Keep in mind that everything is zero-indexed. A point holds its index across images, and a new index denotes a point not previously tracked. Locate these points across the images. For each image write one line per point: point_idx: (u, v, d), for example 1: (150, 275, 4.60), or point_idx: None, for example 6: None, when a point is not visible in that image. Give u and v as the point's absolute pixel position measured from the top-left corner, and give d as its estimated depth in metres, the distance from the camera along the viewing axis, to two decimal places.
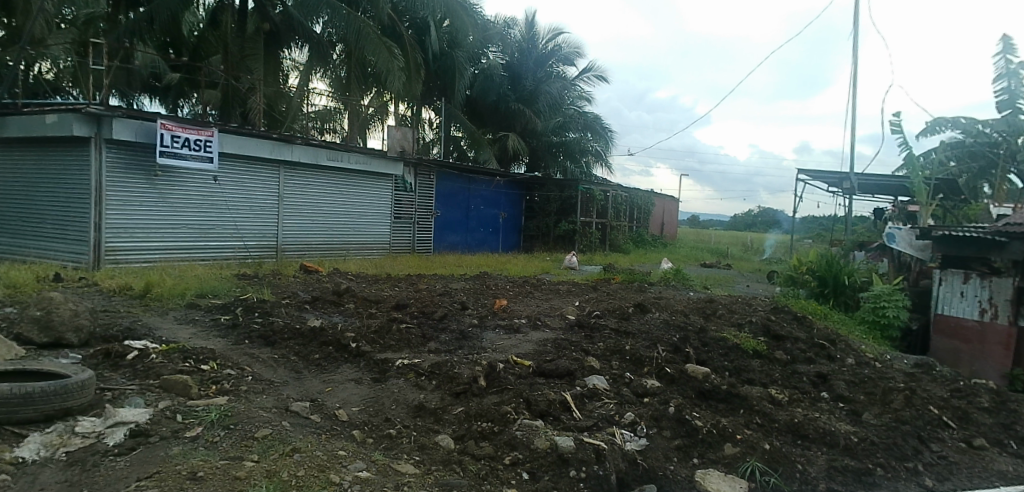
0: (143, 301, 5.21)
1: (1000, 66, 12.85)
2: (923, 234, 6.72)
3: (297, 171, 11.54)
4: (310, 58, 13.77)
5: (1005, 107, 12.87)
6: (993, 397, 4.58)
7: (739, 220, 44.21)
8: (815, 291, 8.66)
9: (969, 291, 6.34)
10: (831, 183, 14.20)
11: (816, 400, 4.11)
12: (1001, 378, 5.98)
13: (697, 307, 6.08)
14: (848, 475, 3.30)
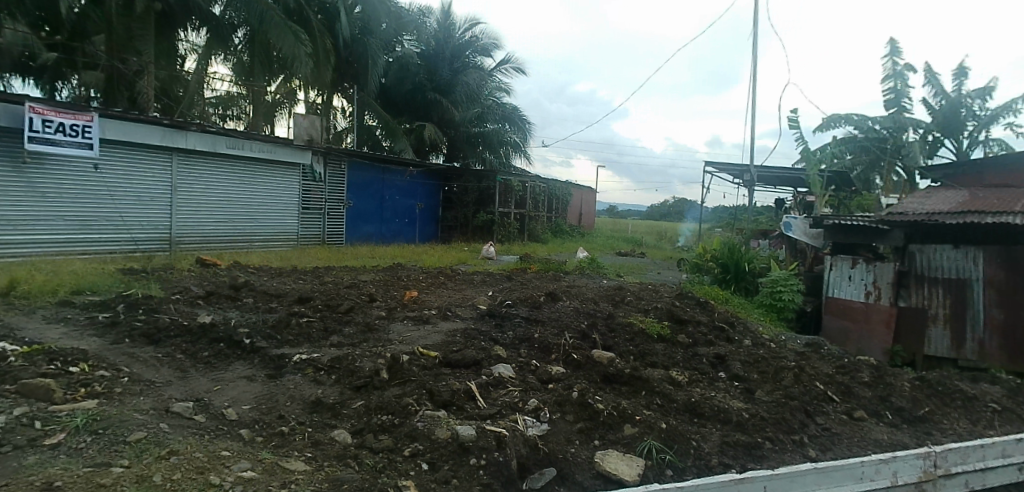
0: (5, 300, 4.81)
1: (889, 68, 14.10)
2: (817, 223, 7.57)
3: (192, 159, 11.03)
4: (208, 42, 13.77)
5: (891, 106, 14.36)
6: (873, 371, 4.95)
7: (655, 209, 45.95)
8: (718, 277, 9.13)
9: (856, 276, 7.15)
10: (736, 174, 14.90)
11: (714, 380, 4.33)
12: (883, 353, 6.75)
13: (607, 294, 6.25)
14: (738, 450, 3.57)
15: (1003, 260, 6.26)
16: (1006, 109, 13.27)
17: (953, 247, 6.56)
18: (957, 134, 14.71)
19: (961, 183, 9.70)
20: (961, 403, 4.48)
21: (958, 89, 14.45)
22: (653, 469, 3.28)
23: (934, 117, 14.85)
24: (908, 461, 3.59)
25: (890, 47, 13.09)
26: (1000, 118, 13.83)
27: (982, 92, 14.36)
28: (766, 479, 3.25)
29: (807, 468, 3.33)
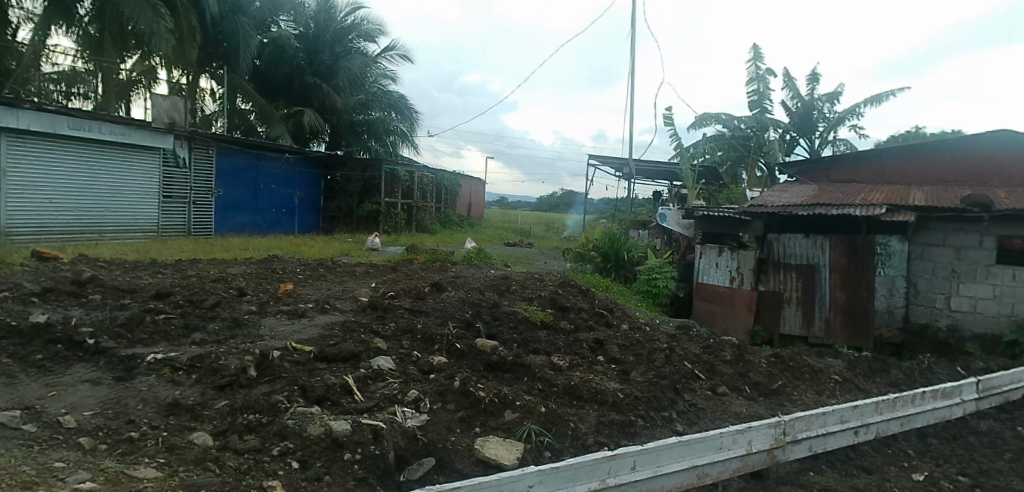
0: None
1: (753, 72, 15.45)
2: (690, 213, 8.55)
3: (26, 140, 9.96)
4: (48, 11, 12.67)
5: (755, 107, 15.77)
6: (735, 349, 5.42)
7: (545, 201, 47.31)
8: (600, 265, 9.80)
9: (724, 263, 8.30)
10: (617, 168, 15.65)
11: (593, 363, 4.55)
12: (745, 333, 7.99)
13: (493, 284, 6.34)
14: (612, 428, 3.80)
15: (843, 249, 7.61)
16: (850, 113, 14.94)
17: (805, 237, 7.82)
18: (811, 134, 16.33)
19: (812, 178, 10.90)
20: (808, 375, 5.01)
21: (811, 93, 16.03)
22: (532, 451, 3.40)
23: (792, 118, 16.38)
24: (761, 430, 3.96)
25: (752, 52, 14.36)
26: (845, 121, 15.53)
27: (831, 97, 16.07)
28: (635, 455, 3.44)
29: (672, 442, 3.59)
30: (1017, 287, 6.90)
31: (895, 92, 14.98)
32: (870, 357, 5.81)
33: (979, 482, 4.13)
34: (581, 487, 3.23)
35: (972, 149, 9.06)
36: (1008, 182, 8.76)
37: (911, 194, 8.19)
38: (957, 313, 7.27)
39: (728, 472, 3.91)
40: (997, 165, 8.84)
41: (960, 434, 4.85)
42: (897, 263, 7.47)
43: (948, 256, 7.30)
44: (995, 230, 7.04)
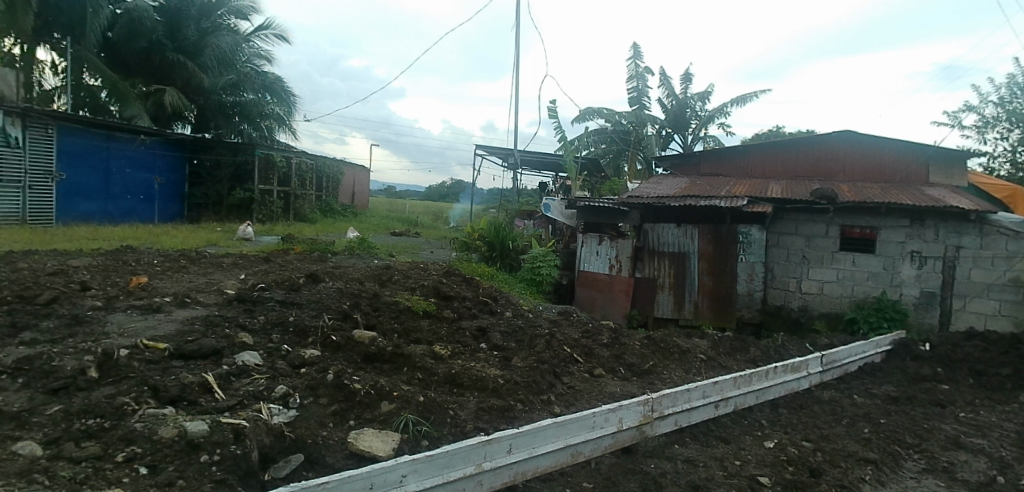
0: None
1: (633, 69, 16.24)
2: (572, 204, 9.48)
3: None
4: None
5: (634, 104, 16.78)
6: (612, 333, 5.74)
7: (432, 190, 47.04)
8: (485, 254, 10.21)
9: (602, 251, 9.39)
10: (504, 157, 15.91)
11: (476, 351, 4.65)
12: (623, 317, 9.14)
13: (374, 273, 6.27)
14: (492, 413, 3.91)
15: (709, 239, 8.95)
16: (719, 112, 16.11)
17: (675, 227, 9.05)
18: (684, 130, 17.46)
19: (684, 172, 11.61)
20: (677, 355, 5.40)
21: (684, 91, 17.08)
22: (409, 441, 3.41)
23: (667, 115, 17.37)
24: (630, 408, 4.24)
25: (633, 50, 15.08)
26: (714, 119, 16.77)
27: (701, 96, 17.27)
28: (511, 439, 3.56)
29: (547, 423, 3.75)
30: (855, 270, 8.58)
31: (756, 93, 16.34)
32: (734, 336, 6.37)
33: (819, 445, 4.67)
34: (456, 473, 3.28)
35: (820, 146, 10.39)
36: (848, 177, 10.21)
37: (769, 187, 9.60)
38: (807, 295, 8.88)
39: (600, 449, 4.16)
40: (840, 161, 10.24)
41: (806, 403, 5.43)
42: (756, 251, 8.80)
43: (800, 244, 8.86)
44: (837, 221, 8.65)
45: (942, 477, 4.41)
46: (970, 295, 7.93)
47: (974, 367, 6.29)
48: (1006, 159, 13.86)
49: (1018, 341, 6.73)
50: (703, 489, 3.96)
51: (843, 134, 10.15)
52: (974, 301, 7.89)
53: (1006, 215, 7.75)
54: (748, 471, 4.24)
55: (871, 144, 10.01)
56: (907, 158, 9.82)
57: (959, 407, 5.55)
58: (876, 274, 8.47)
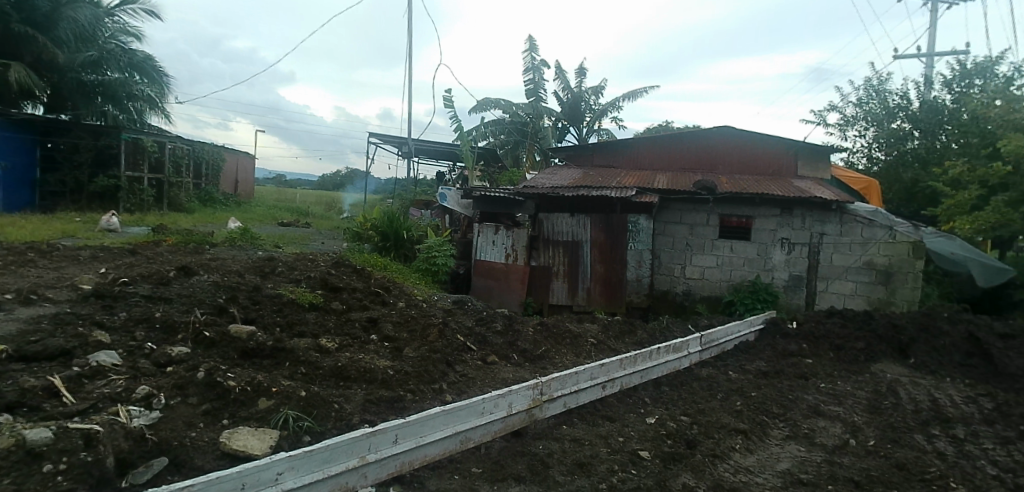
0: None
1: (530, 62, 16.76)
2: (468, 193, 9.46)
3: None
4: None
5: (530, 96, 17.34)
6: (506, 320, 5.99)
7: (326, 179, 45.80)
8: (379, 245, 10.49)
9: (499, 241, 9.52)
10: (398, 146, 15.87)
11: (366, 343, 4.76)
12: (519, 305, 9.33)
13: (255, 265, 6.12)
14: (379, 405, 3.95)
15: (602, 228, 9.35)
16: (611, 106, 16.79)
17: (570, 217, 9.37)
18: (579, 123, 18.07)
19: (579, 162, 11.96)
20: (569, 339, 5.67)
21: (579, 85, 17.58)
22: (289, 438, 3.32)
23: (564, 108, 17.94)
24: (519, 393, 4.38)
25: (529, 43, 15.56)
26: (607, 113, 17.54)
27: (595, 89, 17.95)
28: (396, 429, 3.51)
29: (437, 412, 3.74)
30: (732, 256, 9.35)
31: (646, 89, 17.21)
32: (624, 320, 6.75)
33: (696, 419, 5.06)
34: (337, 467, 3.17)
35: (705, 140, 11.29)
36: (728, 170, 11.15)
37: (657, 178, 10.31)
38: (691, 280, 9.56)
39: (490, 434, 4.25)
40: (722, 154, 11.19)
41: (687, 381, 5.82)
42: (644, 239, 9.34)
43: (684, 232, 9.51)
44: (717, 210, 9.39)
45: (803, 443, 4.89)
46: (831, 277, 9.01)
47: (835, 343, 6.99)
48: (863, 154, 16.02)
49: (870, 317, 7.58)
50: (588, 465, 4.17)
51: (726, 128, 11.10)
52: (835, 283, 8.97)
53: (859, 204, 8.87)
54: (630, 447, 4.53)
55: (748, 139, 11.03)
56: (779, 152, 11.00)
57: (820, 378, 6.17)
58: (750, 260, 9.31)
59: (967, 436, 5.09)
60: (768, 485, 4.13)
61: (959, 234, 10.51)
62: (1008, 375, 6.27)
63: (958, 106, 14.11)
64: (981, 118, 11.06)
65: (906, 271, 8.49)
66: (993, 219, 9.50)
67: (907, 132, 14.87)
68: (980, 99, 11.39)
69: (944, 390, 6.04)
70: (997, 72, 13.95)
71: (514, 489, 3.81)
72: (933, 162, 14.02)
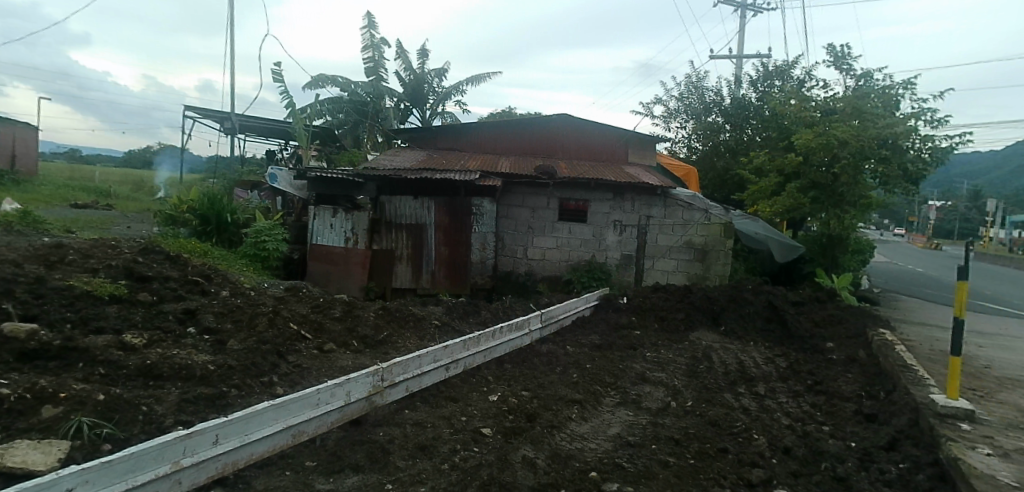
0: None
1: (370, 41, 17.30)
2: (302, 175, 9.83)
3: None
4: None
5: (372, 74, 17.63)
6: (343, 307, 6.07)
7: (136, 155, 40.92)
8: (199, 229, 10.54)
9: (337, 225, 10.10)
10: (218, 118, 15.22)
11: (182, 337, 4.59)
12: (359, 289, 10.05)
13: (40, 253, 5.42)
14: (198, 404, 3.67)
15: (445, 211, 10.35)
16: (455, 89, 17.31)
17: (413, 200, 10.26)
18: (423, 104, 18.59)
19: (424, 145, 12.95)
20: (412, 322, 5.91)
21: (422, 68, 18.16)
22: (83, 448, 2.91)
23: (407, 89, 18.29)
24: (358, 381, 4.28)
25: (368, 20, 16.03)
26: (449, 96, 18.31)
27: (440, 71, 18.93)
28: (218, 427, 3.15)
29: (265, 407, 3.49)
30: (569, 237, 10.79)
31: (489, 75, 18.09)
32: (466, 303, 7.01)
33: (536, 393, 5.36)
34: (145, 476, 2.72)
35: (543, 127, 12.92)
36: (566, 154, 12.93)
37: (500, 164, 11.56)
38: (531, 261, 10.91)
39: (325, 426, 4.08)
40: (560, 140, 12.90)
41: (527, 357, 6.16)
42: (487, 222, 10.47)
43: (526, 215, 10.79)
44: (556, 194, 10.73)
45: (631, 407, 5.35)
46: (656, 257, 10.74)
47: (659, 314, 7.77)
48: (684, 143, 18.02)
49: (689, 290, 8.46)
50: (430, 448, 4.19)
51: (566, 117, 12.79)
52: (660, 261, 10.69)
53: (680, 190, 10.63)
54: (473, 426, 4.63)
55: (583, 126, 12.79)
56: (614, 141, 12.83)
57: (646, 347, 6.81)
58: (585, 240, 10.77)
59: (766, 392, 5.89)
60: (600, 450, 4.45)
61: (762, 215, 12.23)
62: (798, 337, 7.43)
63: (761, 103, 16.44)
64: (779, 114, 12.77)
65: (718, 249, 10.45)
66: (789, 203, 11.12)
67: (720, 125, 16.96)
68: (777, 99, 13.24)
69: (749, 352, 6.95)
70: (790, 75, 16.41)
71: (353, 478, 3.68)
72: (740, 153, 16.21)
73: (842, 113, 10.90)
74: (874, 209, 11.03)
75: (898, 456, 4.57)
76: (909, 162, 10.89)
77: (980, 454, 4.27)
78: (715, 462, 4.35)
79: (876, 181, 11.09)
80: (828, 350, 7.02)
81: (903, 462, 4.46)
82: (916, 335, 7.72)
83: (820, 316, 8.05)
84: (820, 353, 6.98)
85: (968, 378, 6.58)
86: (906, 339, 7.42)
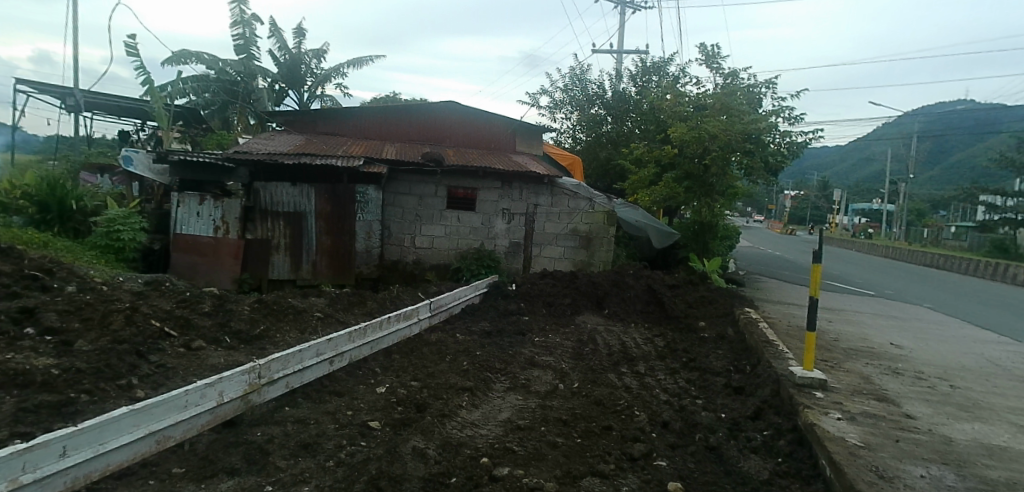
0: None
1: (241, 18, 18.37)
2: (163, 157, 9.51)
3: None
4: None
5: (243, 51, 18.85)
6: (214, 301, 5.78)
7: None
8: (35, 217, 9.67)
9: (205, 212, 9.91)
10: (60, 96, 13.75)
11: (19, 339, 4.10)
12: (233, 280, 9.96)
13: None
14: (39, 412, 3.26)
15: (327, 199, 10.49)
16: (335, 72, 19.03)
17: (292, 186, 10.30)
18: (299, 84, 20.40)
19: (299, 128, 12.66)
20: (291, 316, 5.78)
21: (298, 47, 19.91)
22: None
23: (283, 68, 19.94)
24: (233, 379, 3.99)
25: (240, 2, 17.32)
26: (328, 78, 20.00)
27: (317, 54, 20.56)
28: (67, 438, 2.76)
29: (123, 413, 3.12)
30: (459, 225, 11.39)
31: (369, 60, 19.74)
32: (350, 299, 6.93)
33: (425, 383, 5.32)
34: None
35: (428, 114, 13.15)
36: (452, 141, 13.25)
37: (385, 150, 11.73)
38: (420, 249, 11.35)
39: (196, 428, 3.74)
40: (447, 128, 13.23)
41: (416, 346, 6.16)
42: (372, 210, 10.77)
43: (413, 203, 11.19)
44: (444, 182, 11.24)
45: (521, 392, 5.45)
46: (543, 244, 11.60)
47: (546, 300, 8.05)
48: (569, 134, 18.88)
49: (574, 276, 8.82)
50: (313, 445, 3.98)
51: (452, 104, 13.10)
52: (547, 248, 11.60)
53: (566, 180, 11.55)
54: (359, 420, 4.49)
55: (467, 114, 13.24)
56: (500, 129, 13.52)
57: (534, 332, 7.03)
58: (474, 228, 11.43)
59: (646, 370, 6.24)
60: (491, 435, 4.48)
61: (641, 204, 13.05)
62: (673, 317, 7.99)
63: (638, 97, 17.58)
64: (656, 108, 13.63)
65: (602, 237, 11.47)
66: (665, 193, 12.00)
67: (602, 117, 17.87)
68: (655, 95, 14.13)
69: (630, 334, 7.34)
70: (665, 71, 17.66)
71: (227, 483, 3.39)
72: (621, 144, 17.29)
73: (712, 108, 11.70)
74: (740, 197, 12.15)
75: (763, 424, 5.00)
76: (769, 155, 12.03)
77: (832, 418, 4.75)
78: (601, 439, 4.53)
79: (741, 173, 12.17)
80: (700, 329, 7.59)
81: (767, 430, 4.89)
82: (775, 313, 8.55)
83: (692, 298, 8.70)
84: (693, 332, 7.52)
85: (819, 351, 7.34)
86: (768, 316, 8.18)
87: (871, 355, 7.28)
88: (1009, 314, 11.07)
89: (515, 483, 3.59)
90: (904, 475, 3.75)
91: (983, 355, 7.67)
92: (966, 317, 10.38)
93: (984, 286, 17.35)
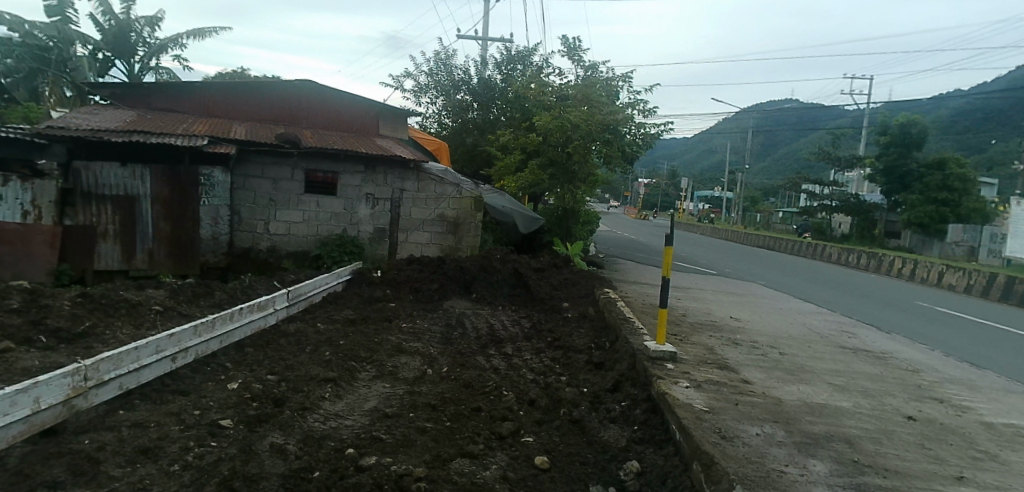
0: None
1: None
2: None
3: None
4: None
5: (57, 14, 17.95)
6: (25, 298, 5.18)
7: None
8: None
9: (11, 196, 8.79)
10: None
11: None
12: (46, 273, 8.51)
13: None
14: None
15: (165, 182, 9.84)
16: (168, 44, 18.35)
17: (120, 167, 9.55)
18: (128, 53, 19.78)
19: (132, 104, 11.72)
20: (125, 311, 5.35)
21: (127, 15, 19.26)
22: None
23: (108, 36, 19.24)
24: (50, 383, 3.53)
25: None
26: (163, 50, 19.29)
27: (150, 22, 19.53)
28: None
29: None
30: (315, 210, 11.09)
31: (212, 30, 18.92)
32: (192, 293, 6.50)
33: (284, 376, 5.09)
34: None
35: (282, 93, 12.53)
36: (309, 122, 12.66)
37: (231, 129, 11.08)
38: (275, 236, 10.97)
39: (3, 442, 3.26)
40: (303, 108, 12.68)
41: (272, 339, 5.91)
42: (219, 192, 10.24)
43: (267, 187, 10.82)
44: (301, 165, 10.94)
45: (388, 379, 5.39)
46: (409, 230, 11.63)
47: (412, 285, 8.05)
48: (435, 119, 18.91)
49: (443, 262, 8.88)
50: (153, 450, 3.62)
51: (306, 83, 12.50)
52: (413, 234, 11.63)
53: (432, 165, 11.55)
54: (209, 420, 4.17)
55: (325, 94, 12.75)
56: (362, 112, 13.17)
57: (401, 318, 7.01)
58: (334, 213, 11.19)
59: (514, 352, 6.44)
60: (356, 425, 4.37)
61: (508, 190, 13.57)
62: (538, 298, 8.34)
63: (503, 85, 18.02)
64: (522, 96, 14.00)
65: (468, 222, 11.66)
66: (529, 178, 12.56)
67: (468, 103, 18.11)
68: (521, 83, 14.55)
69: (498, 317, 7.55)
70: (529, 61, 18.22)
71: None
72: (487, 131, 17.69)
73: (575, 98, 12.27)
74: (599, 185, 12.84)
75: (621, 396, 5.37)
76: (626, 145, 12.85)
77: (681, 387, 5.21)
78: (469, 421, 4.61)
79: (602, 161, 12.88)
80: (564, 309, 7.99)
81: (625, 401, 5.26)
82: (631, 292, 9.22)
83: (556, 280, 9.14)
84: (558, 312, 7.90)
85: (669, 326, 8.03)
86: (624, 295, 8.81)
87: (712, 328, 8.11)
88: (822, 287, 12.92)
89: (383, 470, 3.53)
90: (743, 434, 4.20)
91: (801, 324, 8.86)
92: (792, 291, 11.90)
93: (804, 264, 20.07)
